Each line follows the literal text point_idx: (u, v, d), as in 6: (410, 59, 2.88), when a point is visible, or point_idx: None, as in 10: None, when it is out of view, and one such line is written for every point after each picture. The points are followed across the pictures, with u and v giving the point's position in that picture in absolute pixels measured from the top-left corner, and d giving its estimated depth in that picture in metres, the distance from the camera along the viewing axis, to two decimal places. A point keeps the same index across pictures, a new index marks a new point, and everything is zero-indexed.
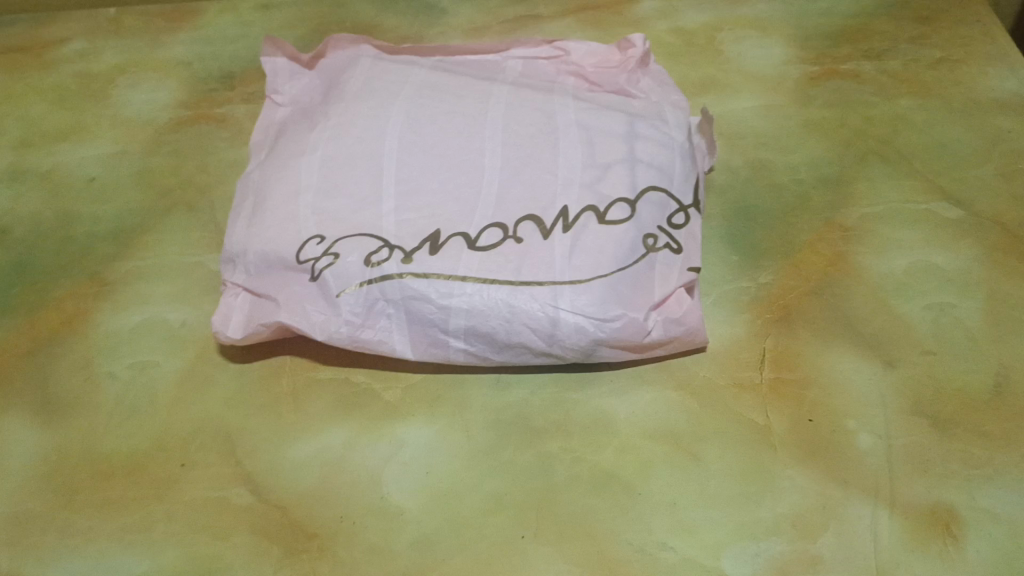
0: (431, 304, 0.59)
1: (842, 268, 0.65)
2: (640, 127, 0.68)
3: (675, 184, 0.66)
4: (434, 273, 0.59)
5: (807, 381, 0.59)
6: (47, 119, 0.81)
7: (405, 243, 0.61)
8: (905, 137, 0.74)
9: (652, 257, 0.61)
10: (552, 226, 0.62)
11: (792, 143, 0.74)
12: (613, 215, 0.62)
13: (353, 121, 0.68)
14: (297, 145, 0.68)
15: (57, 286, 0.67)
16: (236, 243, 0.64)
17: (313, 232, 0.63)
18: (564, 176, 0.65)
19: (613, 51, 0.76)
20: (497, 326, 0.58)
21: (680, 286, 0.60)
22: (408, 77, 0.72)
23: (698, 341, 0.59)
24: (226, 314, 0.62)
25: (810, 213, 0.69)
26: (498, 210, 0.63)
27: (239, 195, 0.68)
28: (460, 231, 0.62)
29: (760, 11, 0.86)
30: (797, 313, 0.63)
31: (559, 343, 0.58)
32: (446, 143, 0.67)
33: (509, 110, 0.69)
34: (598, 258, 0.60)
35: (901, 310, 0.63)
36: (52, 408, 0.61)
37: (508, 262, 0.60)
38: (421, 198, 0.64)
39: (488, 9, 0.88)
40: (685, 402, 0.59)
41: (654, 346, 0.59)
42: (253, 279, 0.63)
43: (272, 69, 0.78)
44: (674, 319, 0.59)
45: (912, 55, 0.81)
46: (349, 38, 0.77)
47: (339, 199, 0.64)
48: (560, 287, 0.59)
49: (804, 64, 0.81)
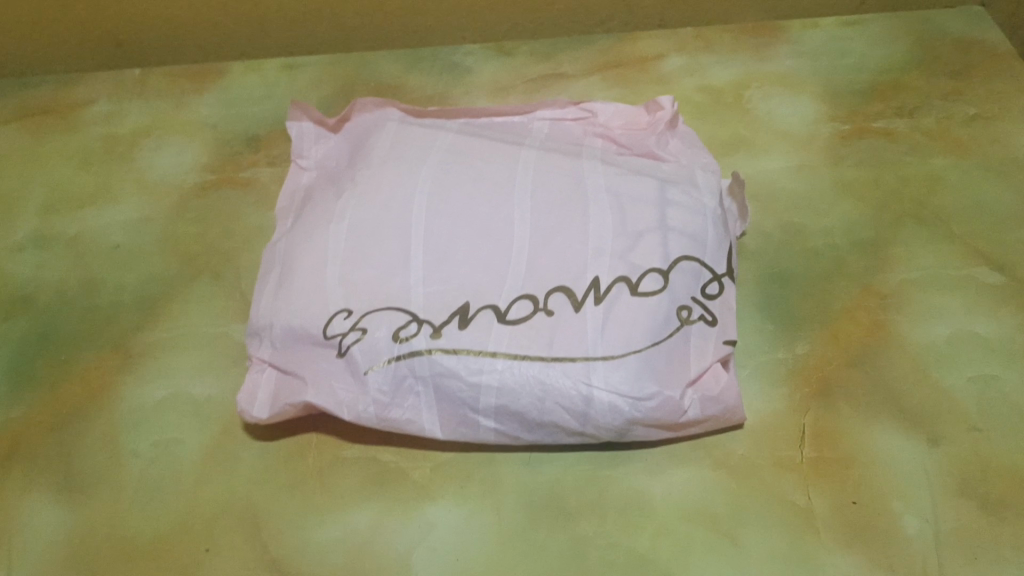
0: (461, 381, 0.57)
1: (882, 337, 0.63)
2: (672, 193, 0.66)
3: (708, 252, 0.64)
4: (463, 349, 0.58)
5: (848, 460, 0.57)
6: (73, 183, 0.80)
7: (433, 317, 0.60)
8: (941, 197, 0.73)
9: (687, 329, 0.60)
10: (583, 298, 0.60)
11: (826, 204, 0.73)
12: (646, 286, 0.60)
13: (379, 187, 0.66)
14: (323, 213, 0.67)
15: (81, 358, 0.67)
16: (262, 316, 0.63)
17: (340, 305, 0.61)
18: (595, 245, 0.63)
19: (641, 112, 0.76)
20: (529, 405, 0.57)
21: (716, 361, 0.59)
22: (434, 142, 0.70)
23: (735, 418, 0.58)
24: (253, 391, 0.61)
25: (846, 279, 0.67)
26: (528, 281, 0.61)
27: (265, 265, 0.67)
28: (489, 304, 0.60)
29: (788, 68, 0.85)
30: (836, 387, 0.61)
31: (592, 422, 0.57)
32: (474, 210, 0.65)
33: (538, 176, 0.67)
34: (632, 332, 0.58)
35: (944, 382, 0.61)
36: (76, 487, 0.59)
37: (540, 336, 0.58)
38: (449, 267, 0.62)
39: (513, 69, 0.88)
40: (723, 481, 0.57)
41: (690, 424, 0.58)
42: (279, 353, 0.62)
43: (298, 133, 0.77)
44: (710, 396, 0.58)
45: (946, 111, 0.80)
46: (374, 101, 0.76)
47: (367, 269, 0.62)
48: (593, 362, 0.57)
49: (835, 121, 0.79)
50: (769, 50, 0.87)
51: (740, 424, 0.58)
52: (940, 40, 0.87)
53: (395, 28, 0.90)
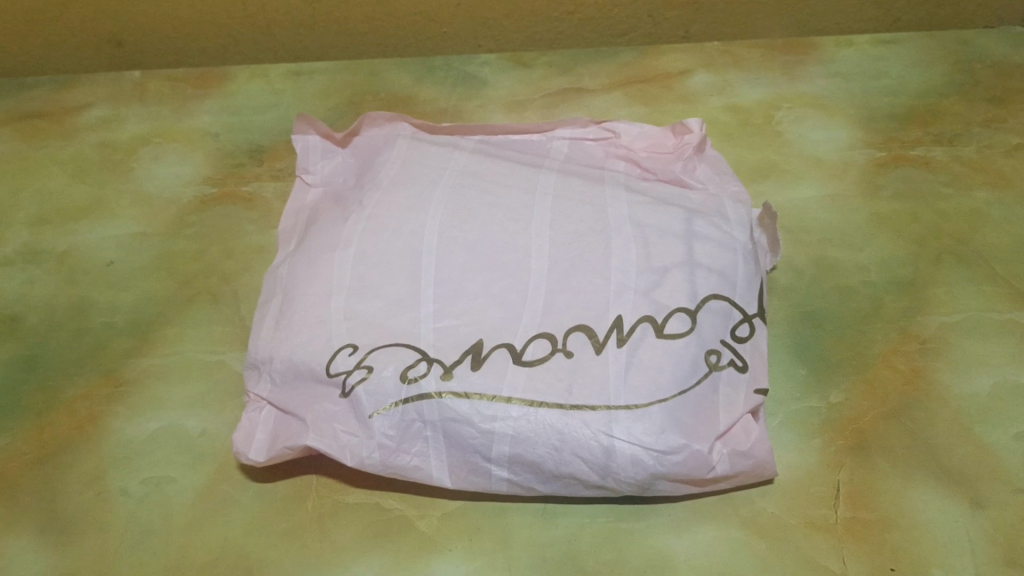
0: (473, 428, 0.54)
1: (921, 387, 0.59)
2: (700, 225, 0.62)
3: (738, 291, 0.60)
4: (476, 393, 0.54)
5: (885, 522, 0.53)
6: (66, 194, 0.77)
7: (445, 356, 0.56)
8: (983, 234, 0.68)
9: (715, 376, 0.56)
10: (605, 339, 0.56)
11: (861, 238, 0.69)
12: (673, 328, 0.56)
13: (389, 210, 0.62)
14: (327, 238, 0.63)
15: (69, 385, 0.63)
16: (262, 349, 0.59)
17: (345, 340, 0.57)
18: (618, 281, 0.58)
19: (667, 135, 0.72)
20: (545, 455, 0.53)
21: (746, 413, 0.55)
22: (448, 162, 0.66)
23: (766, 474, 0.54)
24: (250, 431, 0.57)
25: (884, 322, 0.63)
26: (546, 319, 0.57)
27: (267, 292, 0.64)
28: (504, 343, 0.57)
29: (820, 88, 0.81)
30: (873, 441, 0.57)
31: (612, 476, 0.53)
32: (490, 238, 0.61)
33: (557, 201, 0.63)
34: (657, 379, 0.54)
35: (987, 439, 0.57)
36: (59, 527, 0.56)
37: (558, 381, 0.54)
38: (462, 302, 0.58)
39: (531, 81, 0.84)
40: (751, 542, 0.53)
41: (717, 480, 0.54)
42: (279, 391, 0.58)
43: (304, 147, 0.73)
44: (740, 451, 0.54)
45: (987, 140, 0.76)
46: (385, 116, 0.72)
47: (374, 301, 0.59)
48: (615, 411, 0.53)
49: (870, 149, 0.75)
50: (801, 69, 0.83)
51: (771, 480, 0.54)
52: (980, 62, 0.83)
53: (409, 35, 0.87)
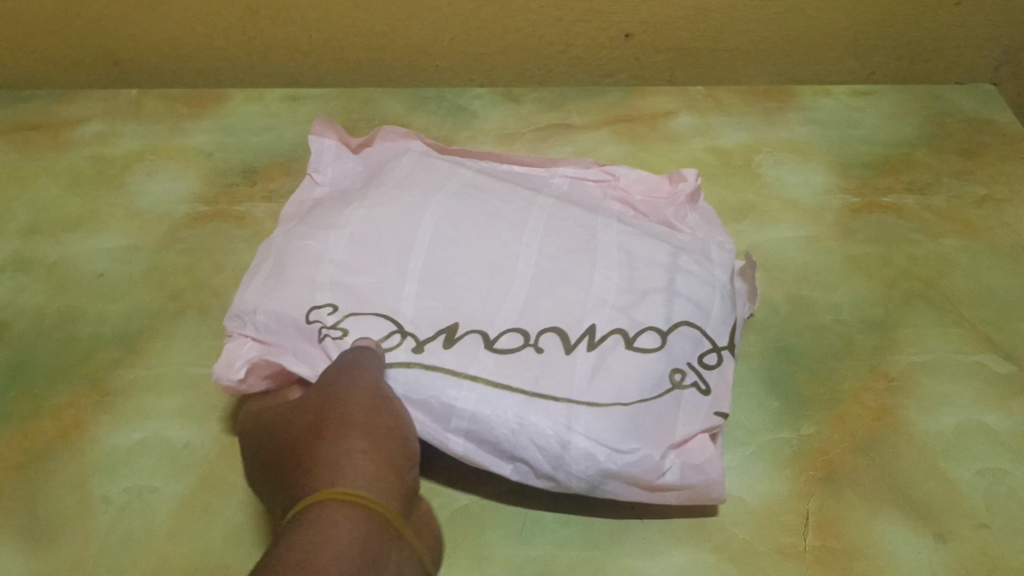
0: (436, 399, 0.55)
1: (888, 422, 0.61)
2: (684, 261, 0.64)
3: (711, 323, 0.61)
4: (446, 368, 0.56)
5: (852, 552, 0.54)
6: (58, 206, 0.78)
7: (420, 331, 0.58)
8: (951, 279, 0.71)
9: (678, 393, 0.57)
10: (576, 343, 0.58)
11: (834, 279, 0.71)
12: (642, 343, 0.58)
13: (389, 202, 0.64)
14: (323, 218, 0.64)
15: (54, 392, 0.63)
16: (247, 300, 0.61)
17: (329, 299, 0.60)
18: (598, 296, 0.60)
19: (663, 181, 0.74)
20: (503, 437, 0.54)
21: (703, 430, 0.56)
22: (454, 175, 0.67)
23: (715, 494, 0.54)
24: (230, 360, 0.59)
25: (854, 359, 0.65)
26: (523, 316, 0.59)
27: (260, 256, 0.65)
28: (478, 329, 0.58)
29: (798, 134, 0.84)
30: (841, 472, 0.59)
31: (564, 468, 0.53)
32: (484, 239, 0.62)
33: (551, 221, 0.65)
34: (622, 385, 0.56)
35: (951, 474, 0.58)
36: (38, 532, 0.55)
37: (526, 370, 0.56)
38: (448, 288, 0.60)
39: (521, 115, 0.87)
40: (722, 567, 0.54)
41: (666, 490, 0.54)
42: (261, 335, 0.60)
43: (318, 148, 0.74)
44: (694, 465, 0.55)
45: (957, 191, 0.79)
46: (399, 132, 0.75)
47: (362, 277, 0.60)
48: (576, 407, 0.54)
49: (845, 194, 0.78)
50: (780, 116, 0.86)
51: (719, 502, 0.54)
52: (951, 117, 0.87)
53: (403, 66, 0.89)
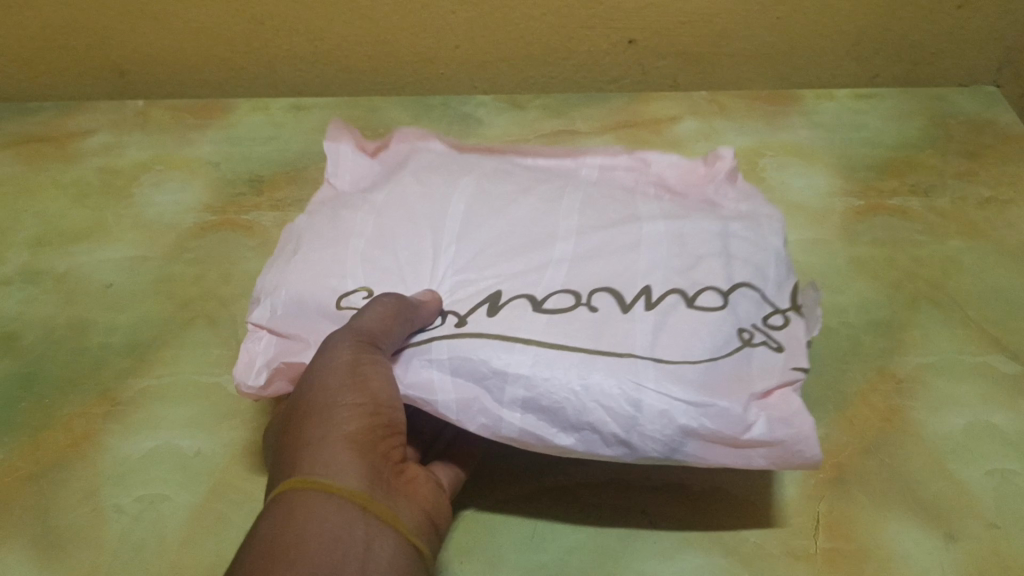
0: (487, 365, 0.51)
1: (897, 424, 0.61)
2: (735, 228, 0.59)
3: (771, 286, 0.57)
4: (492, 334, 0.52)
5: (863, 553, 0.54)
6: (66, 217, 0.78)
7: (461, 306, 0.55)
8: (957, 281, 0.71)
9: (748, 351, 0.52)
10: (633, 303, 0.54)
11: (840, 282, 0.71)
12: (704, 301, 0.54)
13: (415, 188, 0.62)
14: (353, 202, 0.62)
15: (65, 403, 0.63)
16: (271, 280, 0.59)
17: (358, 284, 0.57)
18: (648, 260, 0.56)
19: (697, 163, 0.68)
20: (564, 400, 0.49)
21: (782, 383, 0.51)
22: (475, 165, 0.65)
23: (805, 453, 0.49)
24: (249, 361, 0.57)
25: (861, 360, 0.66)
26: (571, 279, 0.55)
27: (284, 241, 0.63)
28: (525, 295, 0.55)
29: (802, 138, 0.85)
30: (851, 474, 0.59)
31: (637, 430, 0.49)
32: (517, 215, 0.59)
33: (586, 199, 0.61)
34: (689, 343, 0.51)
35: (960, 474, 0.59)
36: (50, 542, 0.56)
37: (582, 330, 0.52)
38: (486, 261, 0.57)
39: (525, 122, 0.87)
40: (734, 569, 0.54)
41: (753, 445, 0.50)
42: (281, 321, 0.57)
43: (333, 151, 0.69)
44: (779, 417, 0.50)
45: (961, 192, 0.79)
46: (416, 133, 0.70)
47: (395, 254, 0.58)
48: (642, 363, 0.50)
49: (849, 197, 0.79)
50: (783, 119, 0.87)
51: (815, 461, 0.50)
52: (954, 118, 0.87)
53: (407, 74, 0.90)
